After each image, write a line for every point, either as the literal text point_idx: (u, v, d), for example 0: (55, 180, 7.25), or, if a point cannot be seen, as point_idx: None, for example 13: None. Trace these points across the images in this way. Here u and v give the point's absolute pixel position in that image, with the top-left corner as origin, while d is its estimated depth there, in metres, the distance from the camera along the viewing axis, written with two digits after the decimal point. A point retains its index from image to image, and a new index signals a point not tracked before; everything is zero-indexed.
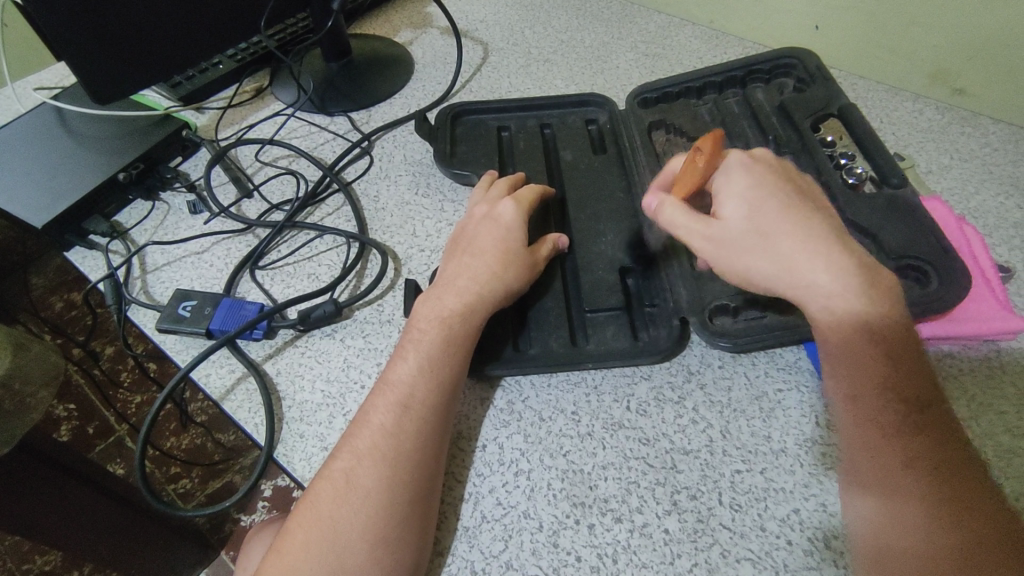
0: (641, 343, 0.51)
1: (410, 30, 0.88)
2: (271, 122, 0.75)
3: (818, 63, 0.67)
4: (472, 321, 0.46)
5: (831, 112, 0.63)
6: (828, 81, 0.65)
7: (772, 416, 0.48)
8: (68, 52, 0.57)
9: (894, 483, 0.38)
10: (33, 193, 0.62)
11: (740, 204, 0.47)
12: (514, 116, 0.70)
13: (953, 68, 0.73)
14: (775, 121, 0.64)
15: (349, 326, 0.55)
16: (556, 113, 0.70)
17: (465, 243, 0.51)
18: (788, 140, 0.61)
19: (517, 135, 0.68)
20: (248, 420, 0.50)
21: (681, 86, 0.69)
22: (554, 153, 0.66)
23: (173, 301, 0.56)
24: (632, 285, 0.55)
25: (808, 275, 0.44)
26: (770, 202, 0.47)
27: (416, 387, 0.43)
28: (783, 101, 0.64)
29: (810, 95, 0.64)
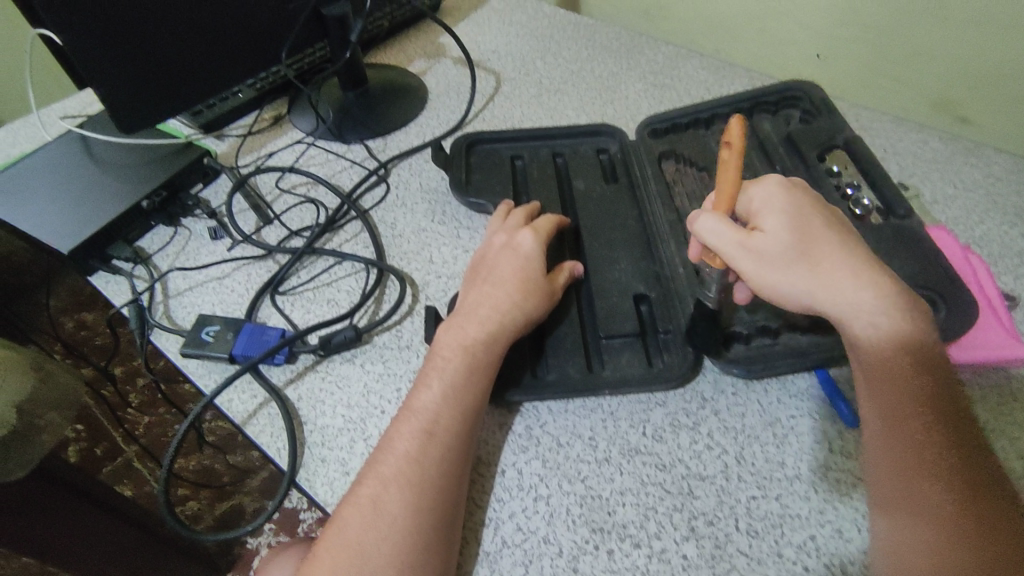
0: (655, 369, 0.52)
1: (423, 60, 0.90)
2: (290, 151, 0.77)
3: (822, 96, 0.70)
4: (494, 348, 0.48)
5: (837, 143, 0.65)
6: (833, 113, 0.67)
7: (786, 442, 0.49)
8: (98, 82, 0.59)
9: (926, 506, 0.39)
10: (59, 219, 0.63)
11: (781, 219, 0.48)
12: (527, 144, 0.72)
13: (957, 98, 0.77)
14: (782, 151, 0.65)
15: (368, 352, 0.56)
16: (568, 142, 0.72)
17: (486, 271, 0.53)
18: (795, 171, 0.63)
19: (531, 164, 0.70)
20: (270, 445, 0.51)
21: (690, 117, 0.71)
22: (567, 182, 0.68)
23: (196, 327, 0.57)
24: (646, 310, 0.56)
25: (842, 293, 0.46)
26: (809, 224, 0.48)
27: (440, 414, 0.44)
28: (790, 132, 0.66)
29: (816, 126, 0.66)
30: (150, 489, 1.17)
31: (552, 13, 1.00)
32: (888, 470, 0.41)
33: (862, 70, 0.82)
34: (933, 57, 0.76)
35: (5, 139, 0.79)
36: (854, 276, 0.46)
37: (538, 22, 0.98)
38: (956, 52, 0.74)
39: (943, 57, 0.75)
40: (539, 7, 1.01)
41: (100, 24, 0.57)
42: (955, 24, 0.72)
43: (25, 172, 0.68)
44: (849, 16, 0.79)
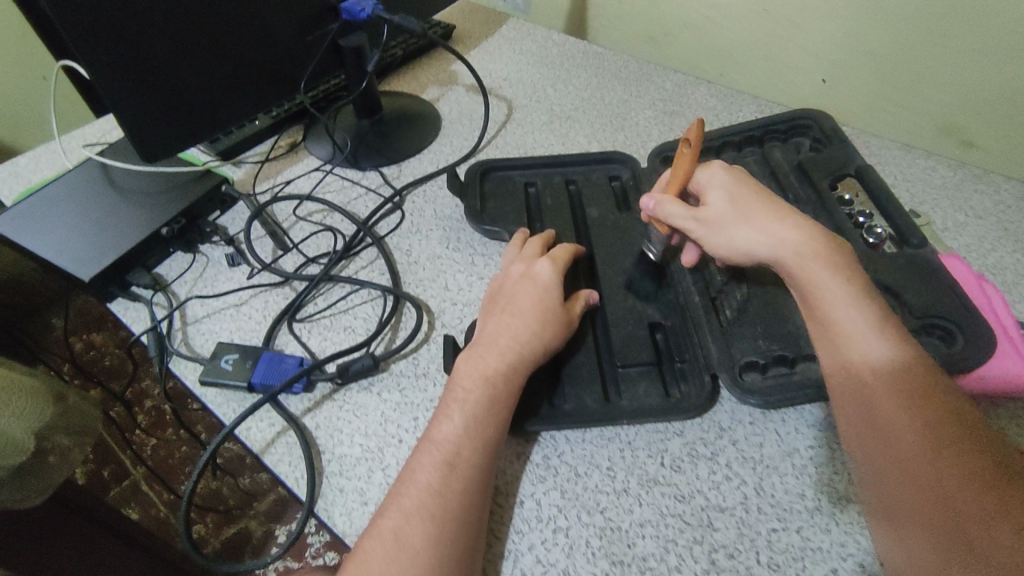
0: (673, 399, 0.52)
1: (436, 88, 0.92)
2: (306, 178, 0.78)
3: (833, 125, 0.70)
4: (514, 379, 0.48)
5: (848, 171, 0.65)
6: (844, 142, 0.68)
7: (804, 473, 0.49)
8: (125, 115, 0.60)
9: (932, 507, 0.38)
10: (79, 247, 0.64)
11: (722, 192, 0.52)
12: (541, 172, 0.73)
13: (962, 122, 0.78)
14: (794, 180, 0.66)
15: (386, 380, 0.57)
16: (580, 169, 0.73)
17: (504, 301, 0.54)
18: (808, 199, 0.64)
19: (544, 192, 0.71)
20: (288, 474, 0.51)
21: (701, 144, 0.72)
22: (580, 210, 0.68)
23: (215, 355, 0.57)
24: (661, 339, 0.56)
25: (783, 241, 0.49)
26: (749, 192, 0.52)
27: (462, 447, 0.44)
28: (801, 161, 0.67)
29: (827, 155, 0.67)
30: (158, 514, 1.17)
31: (562, 41, 1.01)
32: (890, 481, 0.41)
33: (869, 98, 0.83)
34: (938, 81, 0.76)
35: (27, 166, 0.80)
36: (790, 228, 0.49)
37: (548, 49, 1.00)
38: (960, 80, 0.75)
39: (948, 85, 0.76)
40: (549, 35, 1.03)
41: (128, 61, 0.58)
42: (957, 56, 0.73)
43: (47, 199, 0.69)
44: (855, 45, 0.80)
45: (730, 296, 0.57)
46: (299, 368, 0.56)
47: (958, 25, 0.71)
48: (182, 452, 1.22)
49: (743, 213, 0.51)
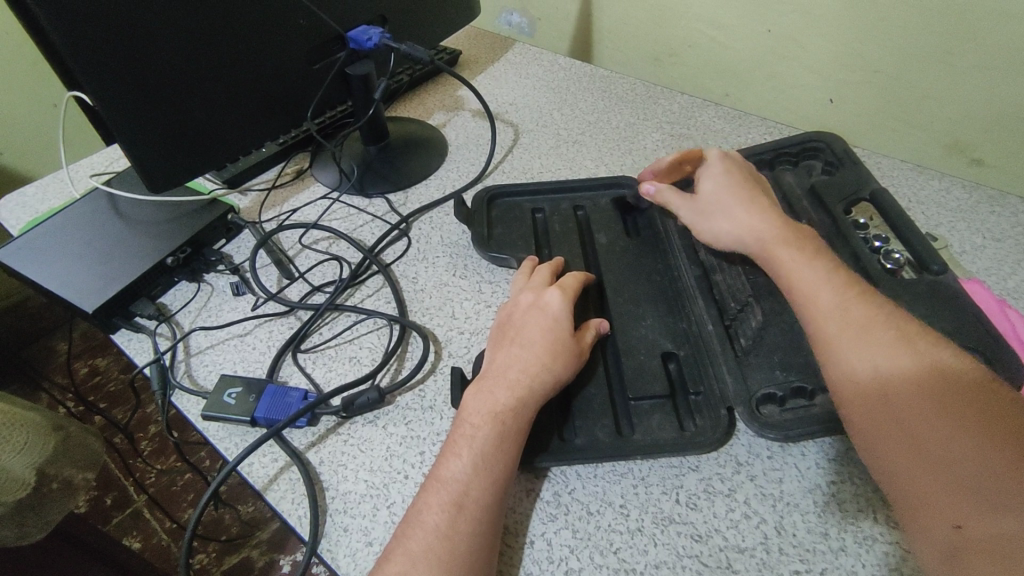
0: (688, 434, 0.51)
1: (443, 113, 0.92)
2: (313, 206, 0.77)
3: (844, 147, 0.69)
4: (524, 414, 0.47)
5: (862, 195, 0.64)
6: (856, 165, 0.67)
7: (826, 511, 0.47)
8: (132, 146, 0.60)
9: (946, 474, 0.37)
10: (83, 277, 0.63)
11: (714, 184, 0.61)
12: (548, 197, 0.72)
13: (972, 140, 0.76)
14: (807, 204, 0.65)
15: (391, 413, 0.55)
16: (588, 194, 0.72)
17: (513, 331, 0.53)
18: (822, 224, 0.62)
19: (552, 217, 0.70)
20: (291, 512, 0.50)
21: None
22: (589, 236, 0.67)
23: (218, 388, 0.56)
24: (674, 369, 0.55)
25: (744, 224, 0.57)
26: (736, 185, 0.60)
27: (472, 486, 0.43)
28: (813, 185, 0.66)
29: (839, 178, 0.66)
30: (159, 541, 1.14)
31: (568, 64, 1.02)
32: (896, 448, 0.40)
33: (880, 118, 0.82)
34: (947, 99, 0.75)
35: (34, 196, 0.80)
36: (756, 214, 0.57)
37: (554, 73, 1.00)
38: (970, 100, 0.73)
39: (957, 105, 0.75)
40: (555, 59, 1.03)
41: (136, 93, 0.58)
42: (965, 74, 0.72)
43: (52, 229, 0.69)
44: (863, 65, 0.79)
45: (744, 323, 0.55)
46: (303, 402, 0.55)
47: (964, 43, 0.70)
48: (185, 479, 1.21)
49: (722, 199, 0.59)
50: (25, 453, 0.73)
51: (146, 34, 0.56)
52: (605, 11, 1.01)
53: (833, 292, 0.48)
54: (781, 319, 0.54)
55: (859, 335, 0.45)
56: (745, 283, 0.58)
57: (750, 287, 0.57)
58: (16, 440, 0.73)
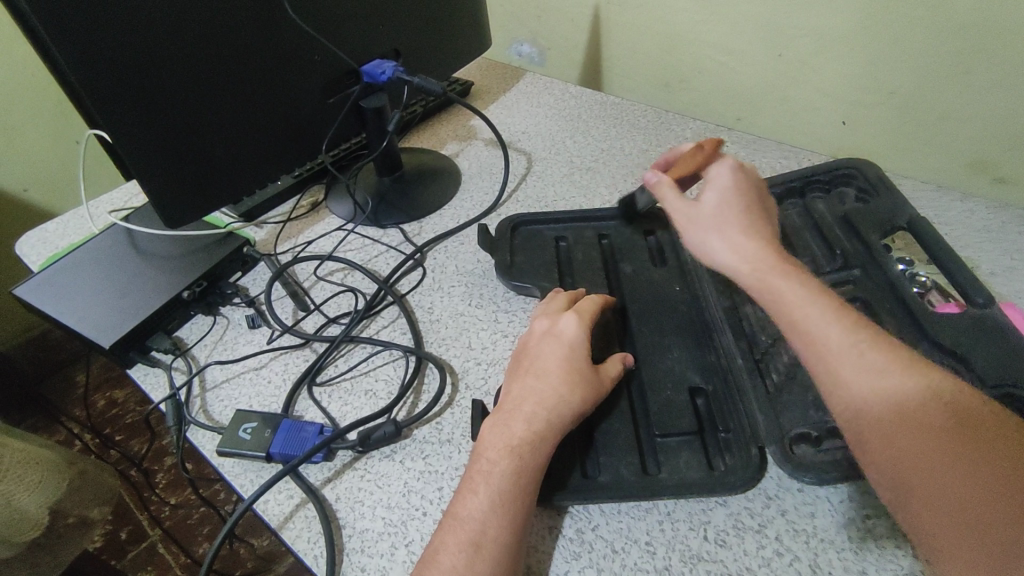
0: (717, 473, 0.49)
1: (456, 143, 0.93)
2: (328, 238, 0.77)
3: (876, 173, 0.68)
4: (543, 449, 0.46)
5: (897, 224, 0.62)
6: (892, 192, 0.65)
7: (863, 548, 0.45)
8: (151, 182, 0.61)
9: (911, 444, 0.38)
10: (100, 313, 0.64)
11: (717, 194, 0.54)
12: (570, 227, 0.71)
13: (993, 157, 0.75)
14: (839, 232, 0.64)
15: (409, 447, 0.54)
16: (612, 224, 0.71)
17: (529, 360, 0.52)
18: (856, 252, 0.61)
19: (576, 246, 0.69)
20: (307, 551, 0.48)
21: None
22: (612, 267, 0.66)
23: (234, 424, 0.56)
24: (703, 405, 0.54)
25: (733, 245, 0.51)
26: (738, 202, 0.54)
27: (488, 525, 0.42)
28: (846, 214, 0.65)
29: (872, 208, 0.64)
30: None
31: (579, 93, 1.02)
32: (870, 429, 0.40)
33: (896, 140, 0.82)
34: (965, 118, 0.74)
35: (54, 232, 0.81)
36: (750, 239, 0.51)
37: (566, 102, 1.01)
38: (991, 118, 0.73)
39: (974, 124, 0.74)
40: (566, 88, 1.04)
41: (150, 130, 0.59)
42: (983, 91, 0.71)
43: (71, 265, 0.70)
44: (876, 86, 0.79)
45: (777, 359, 0.54)
46: (319, 437, 0.54)
47: (981, 60, 0.69)
48: (200, 513, 1.20)
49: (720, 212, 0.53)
50: (36, 492, 0.76)
51: (160, 71, 0.57)
52: (615, 39, 1.02)
53: (825, 312, 0.44)
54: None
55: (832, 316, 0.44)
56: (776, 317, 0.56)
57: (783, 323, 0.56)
58: (28, 480, 0.74)
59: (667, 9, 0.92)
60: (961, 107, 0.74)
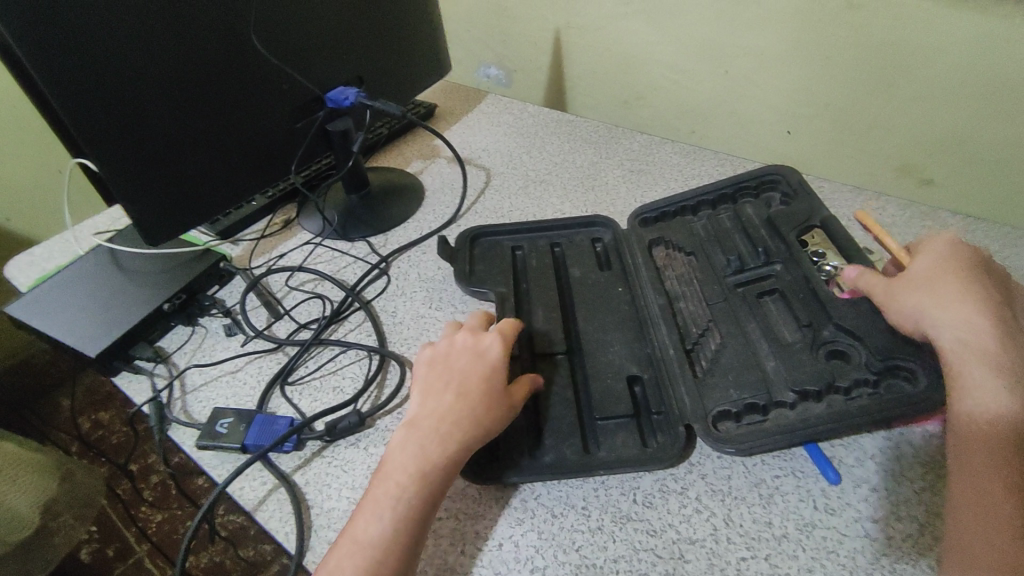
0: (649, 450, 0.54)
1: (420, 161, 0.99)
2: (300, 251, 0.83)
3: (800, 178, 0.73)
4: (447, 473, 0.49)
5: (812, 224, 0.68)
6: (811, 196, 0.70)
7: (771, 502, 0.52)
8: (135, 204, 0.67)
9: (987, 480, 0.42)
10: (86, 325, 0.69)
11: (927, 266, 0.53)
12: (527, 236, 0.78)
13: (918, 161, 0.83)
14: (764, 233, 0.68)
15: (372, 435, 0.60)
16: (565, 233, 0.77)
17: (448, 377, 0.54)
18: (779, 251, 0.66)
19: (530, 254, 0.75)
20: (279, 530, 0.53)
21: (678, 206, 0.76)
22: (565, 269, 0.72)
23: (211, 420, 0.61)
24: (639, 392, 0.59)
25: (946, 318, 0.49)
26: (955, 275, 0.51)
27: (388, 551, 0.45)
28: (769, 217, 0.70)
29: (793, 209, 0.69)
30: None
31: (536, 112, 1.10)
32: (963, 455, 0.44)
33: (825, 148, 0.90)
34: (886, 127, 0.83)
35: (41, 255, 0.86)
36: (969, 303, 0.49)
37: (524, 120, 1.08)
38: (911, 125, 0.81)
39: (898, 132, 0.82)
40: (523, 108, 1.11)
41: (133, 157, 0.64)
42: (901, 101, 0.79)
43: (58, 283, 0.75)
44: (807, 98, 0.87)
45: (704, 347, 0.60)
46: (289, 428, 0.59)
47: (898, 73, 0.78)
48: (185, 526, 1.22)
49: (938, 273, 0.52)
50: None
51: (140, 102, 0.63)
52: (574, 60, 1.10)
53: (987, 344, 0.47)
54: (737, 339, 0.59)
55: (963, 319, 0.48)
56: (703, 309, 0.63)
57: (708, 314, 0.63)
58: None
59: (617, 32, 1.00)
60: (886, 115, 0.82)
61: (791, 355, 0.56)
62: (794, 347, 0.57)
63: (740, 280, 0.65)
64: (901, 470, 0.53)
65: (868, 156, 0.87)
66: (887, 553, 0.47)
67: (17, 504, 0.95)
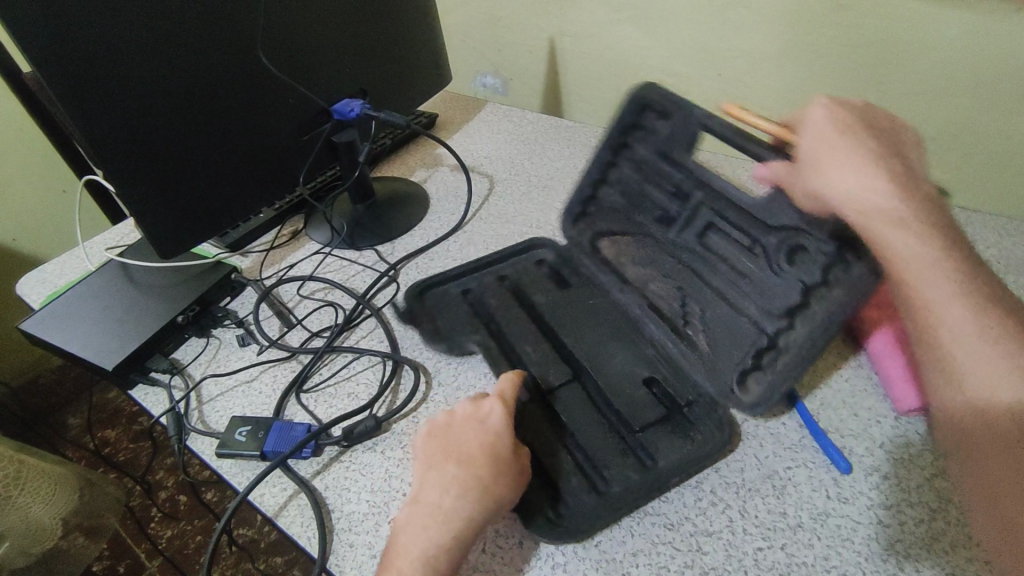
0: (704, 444, 0.55)
1: (424, 170, 1.01)
2: (309, 261, 0.85)
3: (667, 90, 0.59)
4: (454, 556, 0.46)
5: (697, 133, 0.58)
6: (683, 101, 0.58)
7: (785, 493, 0.53)
8: (149, 221, 0.68)
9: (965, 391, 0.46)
10: (102, 339, 0.70)
11: (815, 146, 0.50)
12: (471, 276, 0.73)
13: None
14: (670, 170, 0.62)
15: (388, 439, 0.61)
16: (508, 263, 0.75)
17: (449, 446, 0.51)
18: (693, 184, 0.60)
19: (484, 292, 0.71)
20: (301, 533, 0.54)
21: (584, 192, 0.70)
22: (527, 298, 0.69)
23: (229, 428, 0.62)
24: (659, 392, 0.59)
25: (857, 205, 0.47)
26: (841, 147, 0.48)
27: None
28: (663, 148, 0.61)
29: (674, 133, 0.59)
30: None
31: (535, 119, 1.12)
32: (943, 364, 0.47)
33: None
34: None
35: (52, 272, 0.87)
36: (862, 179, 0.47)
37: (523, 127, 1.10)
38: (906, 121, 0.82)
39: None
40: (522, 115, 1.13)
41: (147, 173, 0.66)
42: (896, 100, 0.81)
43: (72, 298, 0.76)
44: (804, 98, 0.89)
45: (693, 315, 0.61)
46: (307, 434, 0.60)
47: (891, 72, 0.79)
48: (197, 541, 1.23)
49: (834, 163, 0.48)
50: None
51: (154, 121, 0.64)
52: (571, 67, 1.12)
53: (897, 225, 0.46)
54: (716, 299, 0.59)
55: (868, 202, 0.47)
56: (671, 282, 0.63)
57: (676, 283, 0.63)
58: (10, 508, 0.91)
59: (614, 38, 1.02)
60: (882, 112, 0.83)
61: (761, 283, 0.55)
62: (757, 275, 0.56)
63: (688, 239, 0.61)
64: (909, 458, 0.54)
65: None
66: (900, 539, 0.49)
67: (40, 515, 0.97)
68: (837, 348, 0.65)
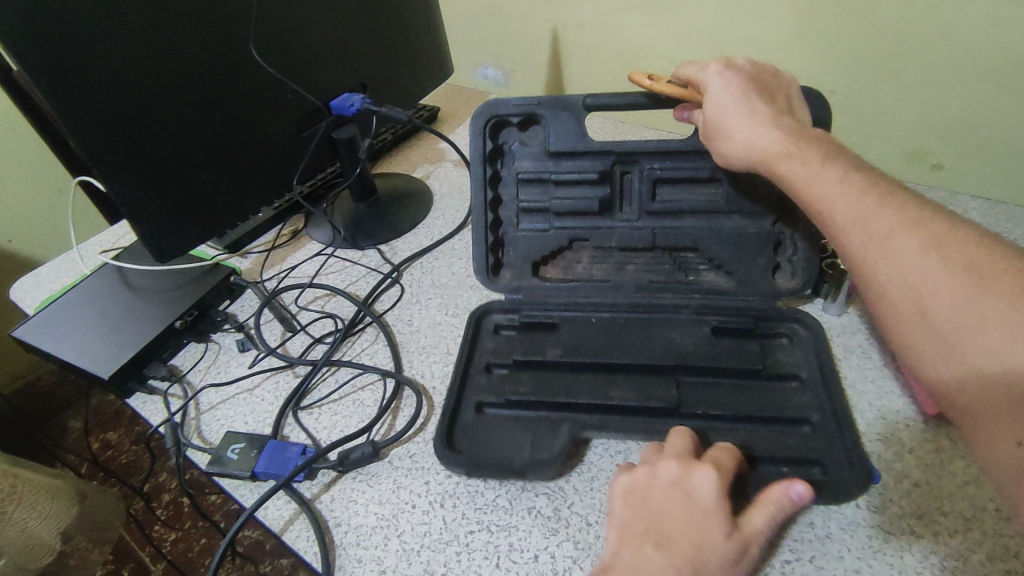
0: (801, 336, 0.61)
1: (427, 166, 0.98)
2: (311, 262, 0.82)
3: (512, 100, 0.61)
4: None
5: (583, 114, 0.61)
6: (545, 102, 0.61)
7: None
8: (142, 221, 0.65)
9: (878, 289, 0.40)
10: (96, 347, 0.67)
11: (712, 102, 0.53)
12: (461, 384, 0.60)
13: (932, 146, 0.82)
14: (573, 165, 0.63)
15: (389, 471, 0.57)
16: (469, 349, 0.64)
17: (650, 520, 0.45)
18: (600, 162, 0.63)
19: (504, 397, 0.59)
20: (307, 549, 0.52)
21: (491, 233, 0.67)
22: (541, 359, 0.61)
23: (224, 444, 0.59)
24: (735, 330, 0.62)
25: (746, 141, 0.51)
26: (736, 103, 0.52)
27: None
28: (548, 148, 0.63)
29: (557, 129, 0.62)
30: None
31: None
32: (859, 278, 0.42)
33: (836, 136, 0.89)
34: (896, 114, 0.81)
35: (47, 276, 0.85)
36: (760, 119, 0.51)
37: None
38: (923, 109, 0.79)
39: (910, 118, 0.81)
40: None
41: (140, 173, 0.63)
42: (914, 88, 0.78)
43: (65, 303, 0.73)
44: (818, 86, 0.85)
45: (694, 263, 0.66)
46: (301, 456, 0.57)
47: (905, 59, 0.76)
48: (202, 543, 1.21)
49: (727, 118, 0.52)
50: None
51: (147, 118, 0.62)
52: (574, 60, 1.08)
53: (798, 154, 0.47)
54: (704, 232, 0.63)
55: (761, 132, 0.50)
56: (649, 251, 0.66)
57: (664, 256, 0.66)
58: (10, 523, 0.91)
59: (618, 28, 0.99)
60: (898, 103, 0.80)
61: (733, 194, 0.61)
62: (732, 194, 0.61)
63: (651, 209, 0.64)
64: (940, 464, 0.52)
65: (880, 143, 0.85)
66: (933, 551, 0.46)
67: (43, 531, 0.96)
68: (860, 347, 0.63)
